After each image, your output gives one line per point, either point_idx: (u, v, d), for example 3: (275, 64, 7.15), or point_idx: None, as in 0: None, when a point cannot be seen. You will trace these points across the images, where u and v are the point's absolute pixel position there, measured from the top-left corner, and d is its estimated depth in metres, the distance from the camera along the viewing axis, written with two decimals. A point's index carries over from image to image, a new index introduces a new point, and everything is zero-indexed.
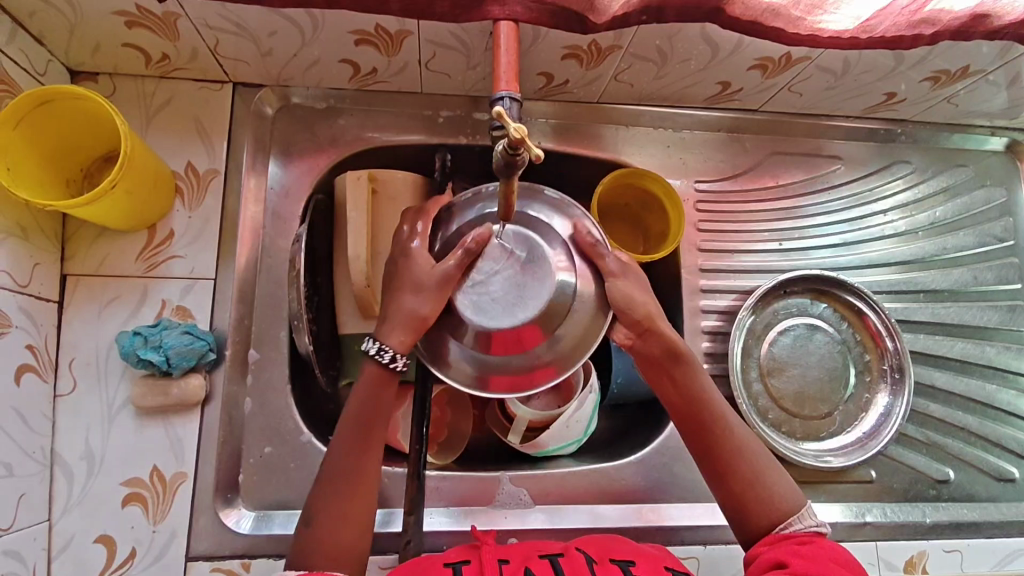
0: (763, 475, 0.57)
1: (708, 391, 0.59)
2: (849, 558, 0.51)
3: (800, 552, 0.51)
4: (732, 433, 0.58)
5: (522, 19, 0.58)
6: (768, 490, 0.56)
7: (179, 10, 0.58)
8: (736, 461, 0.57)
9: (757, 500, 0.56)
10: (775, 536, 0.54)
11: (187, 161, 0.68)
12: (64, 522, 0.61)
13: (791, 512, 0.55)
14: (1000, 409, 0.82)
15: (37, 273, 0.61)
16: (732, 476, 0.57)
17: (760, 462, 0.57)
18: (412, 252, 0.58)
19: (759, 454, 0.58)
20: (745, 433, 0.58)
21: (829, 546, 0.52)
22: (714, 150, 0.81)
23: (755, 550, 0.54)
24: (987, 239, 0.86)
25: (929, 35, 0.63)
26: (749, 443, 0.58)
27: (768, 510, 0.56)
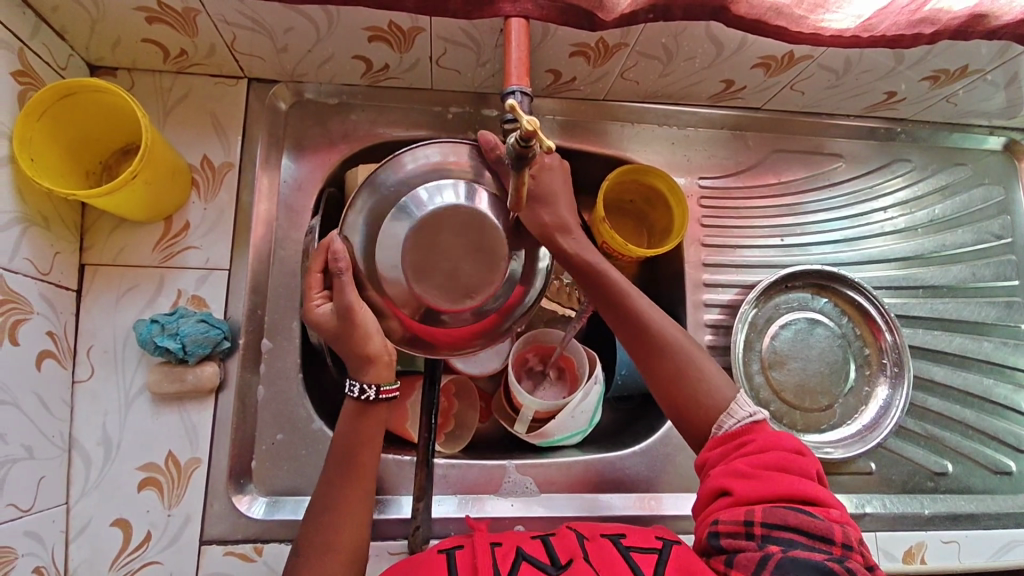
0: (690, 372, 0.58)
1: (630, 295, 0.62)
2: (789, 457, 0.53)
3: (741, 472, 0.52)
4: (658, 333, 0.60)
5: (533, 16, 0.60)
6: (697, 386, 0.58)
7: (199, 6, 0.59)
8: (664, 362, 0.59)
9: (691, 398, 0.58)
10: (714, 441, 0.56)
11: (203, 154, 0.70)
12: (81, 505, 0.62)
13: (723, 409, 0.57)
14: (997, 403, 0.84)
15: (56, 261, 0.62)
16: (664, 378, 0.59)
17: (687, 359, 0.59)
18: (317, 315, 0.58)
19: (686, 350, 0.59)
20: (671, 333, 0.60)
21: (766, 444, 0.53)
22: (717, 147, 0.83)
23: (703, 464, 0.56)
24: (985, 236, 0.88)
25: (929, 34, 0.64)
26: (675, 341, 0.60)
27: (702, 409, 0.57)
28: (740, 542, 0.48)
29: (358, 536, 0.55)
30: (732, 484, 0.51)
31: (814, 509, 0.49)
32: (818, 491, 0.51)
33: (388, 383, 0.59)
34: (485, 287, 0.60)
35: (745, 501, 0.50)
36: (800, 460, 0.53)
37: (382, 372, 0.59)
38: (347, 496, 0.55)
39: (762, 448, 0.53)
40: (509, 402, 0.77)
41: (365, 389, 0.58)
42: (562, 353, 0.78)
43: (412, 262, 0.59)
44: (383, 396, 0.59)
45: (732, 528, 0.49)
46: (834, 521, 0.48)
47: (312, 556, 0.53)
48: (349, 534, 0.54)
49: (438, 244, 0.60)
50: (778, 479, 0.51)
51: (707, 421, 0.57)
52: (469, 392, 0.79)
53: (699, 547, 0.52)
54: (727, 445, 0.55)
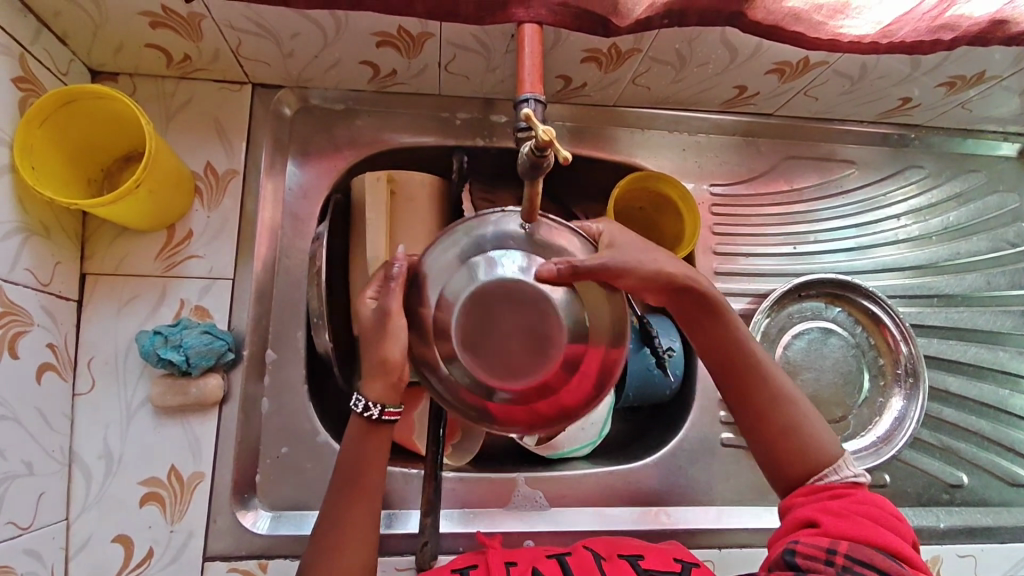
0: (800, 427, 0.55)
1: (744, 335, 0.58)
2: (885, 513, 0.51)
3: (834, 511, 0.50)
4: (771, 380, 0.57)
5: (546, 22, 0.59)
6: (805, 439, 0.55)
7: (204, 11, 0.58)
8: (773, 411, 0.56)
9: (794, 448, 0.55)
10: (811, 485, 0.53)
11: (206, 160, 0.68)
12: (82, 521, 0.61)
13: (828, 464, 0.54)
14: (1012, 414, 0.82)
15: (57, 271, 0.61)
16: (769, 426, 0.56)
17: (797, 411, 0.56)
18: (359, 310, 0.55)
19: (796, 402, 0.57)
20: (782, 380, 0.57)
21: (866, 499, 0.51)
22: (729, 153, 0.82)
23: (787, 500, 0.54)
24: (1000, 244, 0.87)
25: (948, 40, 0.63)
26: (787, 391, 0.57)
27: (804, 461, 0.54)
28: (820, 568, 0.47)
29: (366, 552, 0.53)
30: (822, 517, 0.50)
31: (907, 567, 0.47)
32: (910, 551, 0.49)
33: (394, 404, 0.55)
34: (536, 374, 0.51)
35: (833, 535, 0.49)
36: (898, 523, 0.51)
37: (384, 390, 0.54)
38: (355, 514, 0.54)
39: (862, 500, 0.51)
40: None
41: (367, 405, 0.54)
42: None
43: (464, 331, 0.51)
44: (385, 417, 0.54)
45: (813, 553, 0.48)
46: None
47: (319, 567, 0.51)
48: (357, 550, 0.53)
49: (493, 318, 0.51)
50: (872, 530, 0.49)
51: (807, 473, 0.54)
52: None
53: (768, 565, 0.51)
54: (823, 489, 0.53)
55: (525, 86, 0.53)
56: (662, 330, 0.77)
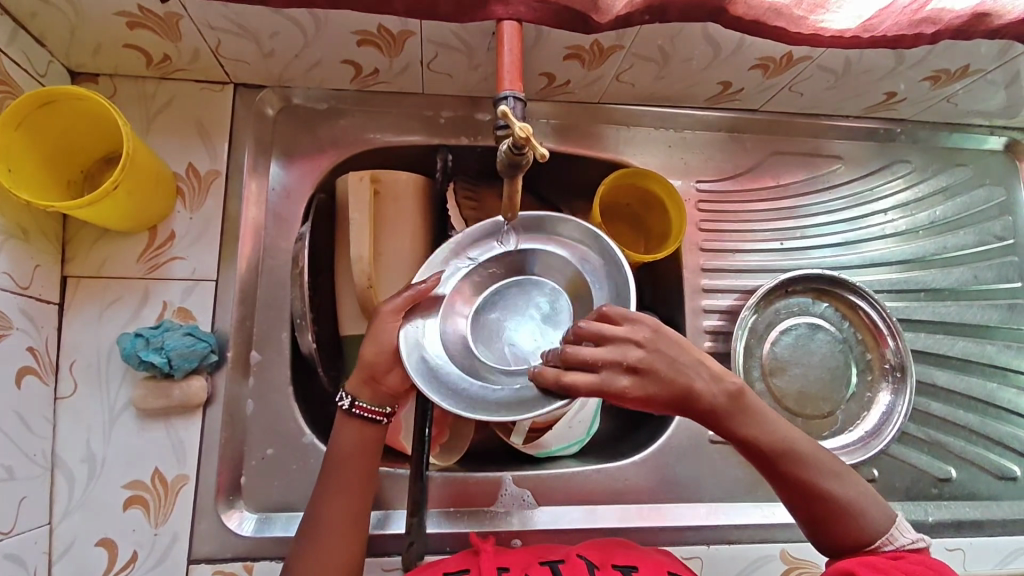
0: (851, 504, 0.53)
1: (778, 429, 0.54)
2: None
3: (878, 566, 0.50)
4: (817, 467, 0.54)
5: (525, 19, 0.58)
6: (860, 521, 0.53)
7: (181, 10, 0.57)
8: (823, 499, 0.53)
9: (848, 532, 0.53)
10: (861, 551, 0.53)
11: (188, 161, 0.68)
12: (65, 525, 0.61)
13: (882, 533, 0.53)
14: (1000, 407, 0.82)
15: (37, 275, 0.60)
16: (819, 512, 0.54)
17: (846, 491, 0.54)
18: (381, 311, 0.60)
19: (838, 475, 0.54)
20: (828, 461, 0.54)
21: (919, 561, 0.51)
22: (715, 150, 0.81)
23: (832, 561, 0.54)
24: (987, 238, 0.87)
25: (930, 34, 0.63)
26: (832, 470, 0.54)
27: (856, 537, 0.53)
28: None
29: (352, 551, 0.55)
30: (862, 568, 0.51)
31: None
32: None
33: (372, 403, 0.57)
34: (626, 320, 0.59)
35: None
36: None
37: (365, 389, 0.57)
38: (342, 512, 0.55)
39: (912, 561, 0.51)
40: None
41: (342, 395, 0.57)
42: None
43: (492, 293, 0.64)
44: (356, 411, 0.57)
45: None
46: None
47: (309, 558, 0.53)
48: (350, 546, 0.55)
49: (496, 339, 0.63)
50: None
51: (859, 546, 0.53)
52: None
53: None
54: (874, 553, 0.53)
55: (505, 85, 0.53)
56: None
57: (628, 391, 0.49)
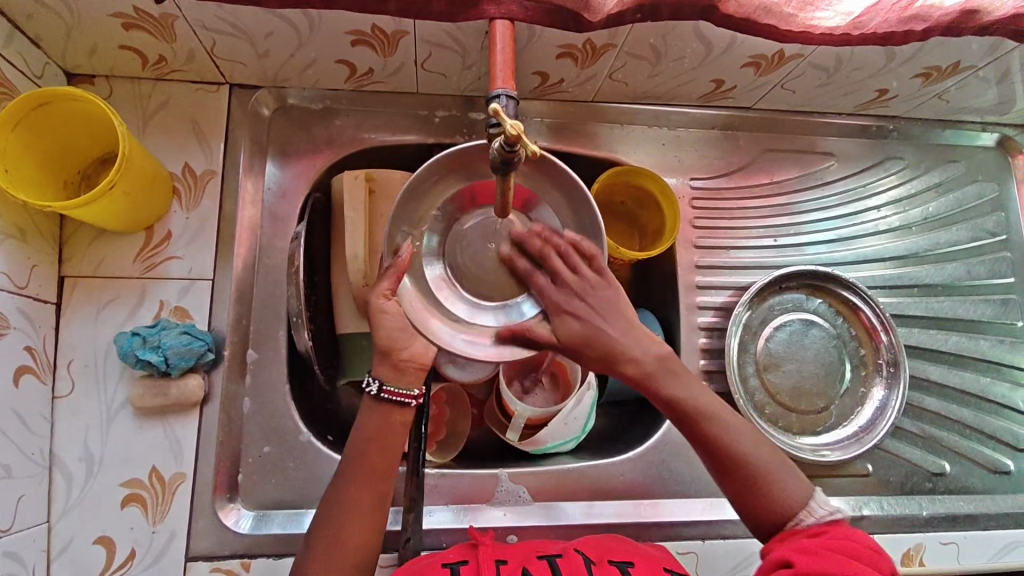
0: (769, 475, 0.55)
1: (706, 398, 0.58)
2: (862, 546, 0.51)
3: (807, 549, 0.50)
4: (741, 437, 0.56)
5: (518, 18, 0.59)
6: (777, 491, 0.55)
7: (176, 11, 0.58)
8: (745, 469, 0.55)
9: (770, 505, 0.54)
10: (787, 531, 0.54)
11: (185, 162, 0.69)
12: (63, 524, 0.61)
13: (802, 506, 0.54)
14: (993, 401, 0.83)
15: (34, 274, 0.61)
16: (737, 480, 0.56)
17: (767, 464, 0.56)
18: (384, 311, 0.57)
19: (757, 446, 0.57)
20: (754, 435, 0.57)
21: (841, 535, 0.52)
22: (708, 148, 0.82)
23: (768, 546, 0.54)
24: (979, 234, 0.87)
25: (920, 31, 0.63)
26: (753, 442, 0.57)
27: (777, 508, 0.54)
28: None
29: (360, 554, 0.53)
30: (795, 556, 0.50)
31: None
32: None
33: (401, 389, 0.57)
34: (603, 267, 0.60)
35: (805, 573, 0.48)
36: (879, 557, 0.51)
37: (392, 373, 0.57)
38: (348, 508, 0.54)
39: (836, 536, 0.52)
40: (501, 408, 0.76)
41: (370, 381, 0.57)
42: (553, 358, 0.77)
43: (466, 233, 0.64)
44: (384, 395, 0.57)
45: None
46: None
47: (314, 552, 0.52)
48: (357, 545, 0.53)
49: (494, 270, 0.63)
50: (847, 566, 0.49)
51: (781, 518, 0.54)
52: (461, 400, 0.77)
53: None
54: (800, 533, 0.53)
55: (498, 83, 0.53)
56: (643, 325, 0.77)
57: (568, 311, 0.59)
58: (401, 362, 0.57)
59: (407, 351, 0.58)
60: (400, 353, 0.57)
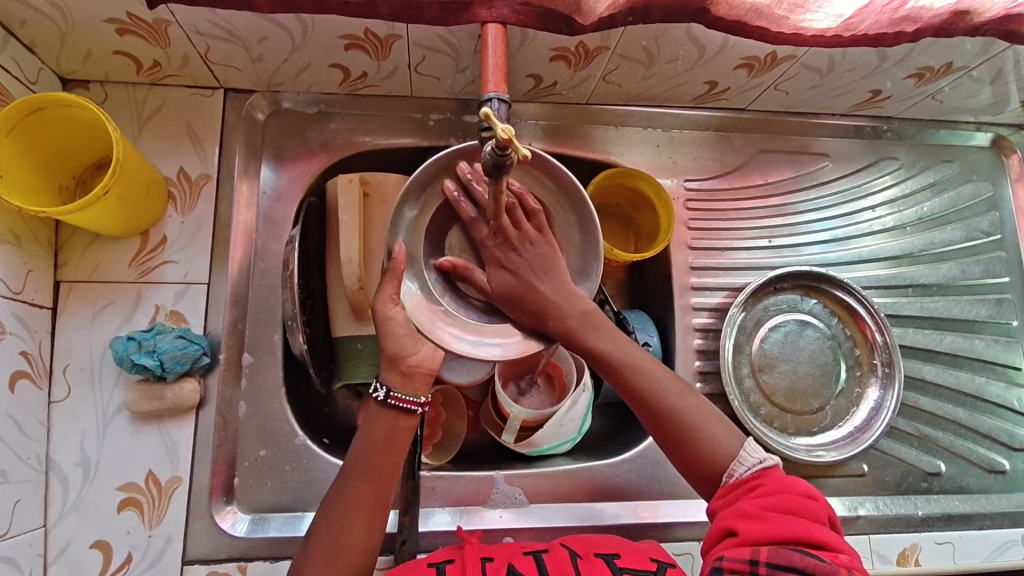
0: (696, 425, 0.57)
1: (632, 354, 0.61)
2: (797, 496, 0.51)
3: (748, 513, 0.50)
4: (668, 389, 0.59)
5: (510, 22, 0.59)
6: (706, 441, 0.56)
7: (170, 17, 0.58)
8: (672, 420, 0.58)
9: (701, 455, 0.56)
10: (726, 489, 0.54)
11: (179, 166, 0.69)
12: (60, 528, 0.61)
13: (732, 457, 0.55)
14: (989, 401, 0.83)
15: (29, 280, 0.61)
16: (665, 431, 0.58)
17: (694, 414, 0.58)
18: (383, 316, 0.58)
19: (682, 397, 0.59)
20: (681, 388, 0.60)
21: (776, 488, 0.52)
22: (703, 149, 0.82)
23: (714, 507, 0.54)
24: (974, 233, 0.87)
25: (911, 32, 0.64)
26: (681, 394, 0.59)
27: (710, 460, 0.56)
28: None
29: (359, 556, 0.53)
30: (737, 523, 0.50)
31: (822, 553, 0.47)
32: (829, 533, 0.48)
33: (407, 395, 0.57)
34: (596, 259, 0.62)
35: (750, 542, 0.48)
36: (814, 504, 0.51)
37: (400, 381, 0.58)
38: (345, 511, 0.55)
39: (772, 490, 0.52)
40: (496, 411, 0.76)
41: (377, 387, 0.57)
42: (549, 359, 0.77)
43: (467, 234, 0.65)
44: (392, 402, 0.57)
45: (737, 566, 0.47)
46: (843, 565, 0.46)
47: (314, 553, 0.52)
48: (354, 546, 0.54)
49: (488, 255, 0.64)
50: (783, 522, 0.49)
51: (715, 471, 0.56)
52: (457, 402, 0.77)
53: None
54: (738, 493, 0.53)
55: (490, 88, 0.54)
56: (635, 325, 0.76)
57: (503, 265, 0.61)
58: (410, 368, 0.58)
59: (415, 357, 0.58)
60: (408, 359, 0.58)
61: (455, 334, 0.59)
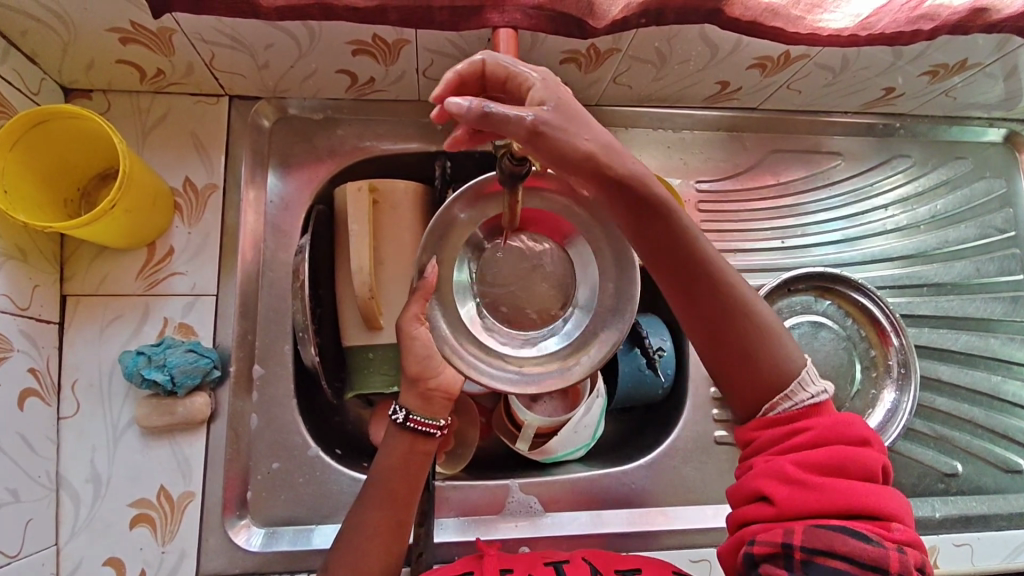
0: (757, 341, 0.48)
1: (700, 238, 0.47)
2: (844, 449, 0.47)
3: (787, 478, 0.47)
4: (737, 289, 0.48)
5: (522, 26, 0.58)
6: (765, 360, 0.48)
7: (174, 25, 0.57)
8: (732, 326, 0.48)
9: (755, 379, 0.48)
10: (762, 421, 0.50)
11: (185, 176, 0.68)
12: (72, 545, 0.60)
13: (786, 386, 0.49)
14: (1005, 400, 0.82)
15: (36, 295, 0.60)
16: (721, 337, 0.48)
17: (761, 327, 0.48)
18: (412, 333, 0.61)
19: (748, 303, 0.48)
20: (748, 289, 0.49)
21: (824, 438, 0.47)
22: (714, 149, 0.81)
23: (748, 434, 0.51)
24: (988, 231, 0.86)
25: (928, 30, 0.63)
26: (749, 296, 0.49)
27: (761, 383, 0.49)
28: (776, 567, 0.45)
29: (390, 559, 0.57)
30: (772, 489, 0.47)
31: (868, 527, 0.44)
32: (876, 499, 0.45)
33: (423, 416, 0.61)
34: (632, 294, 0.60)
35: (786, 515, 0.46)
36: (862, 454, 0.47)
37: (418, 403, 0.62)
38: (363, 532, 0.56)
39: (819, 442, 0.47)
40: (509, 415, 0.75)
41: (397, 409, 0.61)
42: None
43: (489, 261, 0.65)
44: (410, 424, 0.60)
45: (769, 551, 0.46)
46: (889, 540, 0.44)
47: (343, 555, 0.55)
48: (379, 556, 0.56)
49: (519, 304, 0.66)
50: (825, 491, 0.46)
51: (761, 396, 0.49)
52: (467, 408, 0.76)
53: (733, 544, 0.50)
54: (778, 437, 0.49)
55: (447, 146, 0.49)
56: (650, 329, 0.76)
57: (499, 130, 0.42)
58: (428, 392, 0.63)
59: (434, 380, 0.63)
60: (428, 382, 0.63)
61: (499, 372, 0.59)
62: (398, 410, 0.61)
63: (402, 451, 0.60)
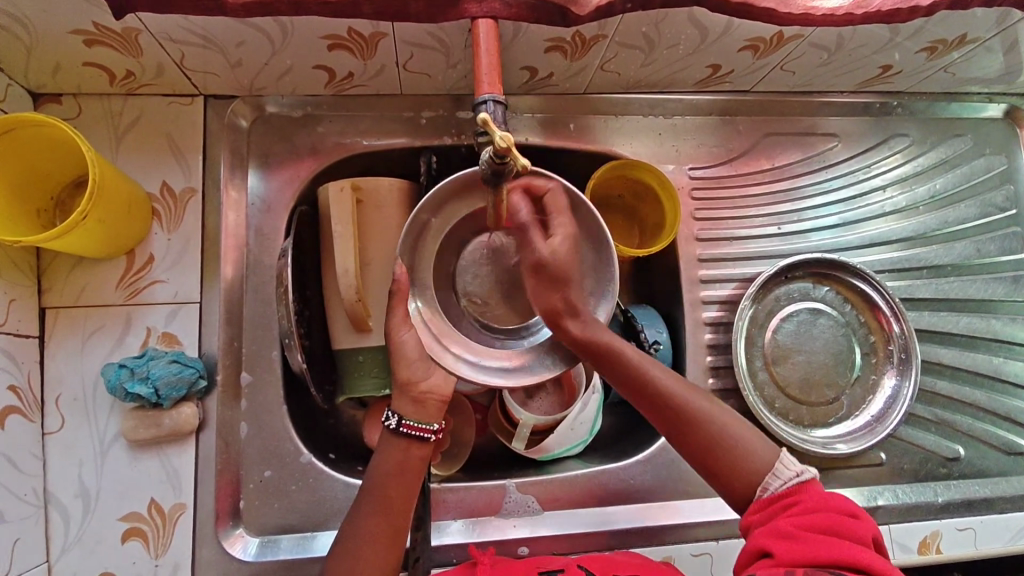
0: (722, 434, 0.54)
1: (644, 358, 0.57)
2: (836, 515, 0.49)
3: (784, 534, 0.48)
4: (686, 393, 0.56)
5: (501, 16, 0.56)
6: (734, 451, 0.53)
7: (139, 25, 0.54)
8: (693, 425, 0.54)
9: (731, 468, 0.53)
10: (756, 502, 0.52)
11: (162, 181, 0.66)
12: (63, 562, 0.59)
13: (766, 470, 0.53)
14: (1007, 381, 0.81)
15: (12, 310, 0.58)
16: (689, 438, 0.55)
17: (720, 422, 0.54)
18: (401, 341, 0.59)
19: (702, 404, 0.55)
20: (687, 386, 0.56)
21: (815, 506, 0.50)
22: (707, 135, 0.79)
23: (747, 521, 0.52)
24: (989, 209, 0.84)
25: (926, 6, 0.61)
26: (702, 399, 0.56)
27: (740, 473, 0.53)
28: None
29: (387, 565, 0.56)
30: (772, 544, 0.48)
31: None
32: (870, 558, 0.46)
33: (417, 421, 0.59)
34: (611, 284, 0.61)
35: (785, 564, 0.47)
36: (854, 522, 0.49)
37: (411, 408, 0.59)
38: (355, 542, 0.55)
39: (813, 509, 0.50)
40: (505, 415, 0.74)
41: (389, 415, 0.59)
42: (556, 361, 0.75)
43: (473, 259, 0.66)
44: (403, 430, 0.58)
45: None
46: None
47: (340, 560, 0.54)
48: (375, 562, 0.55)
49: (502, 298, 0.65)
50: (821, 548, 0.47)
51: (749, 485, 0.53)
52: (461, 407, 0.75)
53: None
54: (773, 509, 0.51)
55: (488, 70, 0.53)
56: (645, 322, 0.75)
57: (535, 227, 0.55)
58: (421, 396, 0.60)
59: (426, 383, 0.60)
60: (419, 386, 0.60)
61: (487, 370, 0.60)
62: (390, 415, 0.59)
63: (397, 458, 0.58)
